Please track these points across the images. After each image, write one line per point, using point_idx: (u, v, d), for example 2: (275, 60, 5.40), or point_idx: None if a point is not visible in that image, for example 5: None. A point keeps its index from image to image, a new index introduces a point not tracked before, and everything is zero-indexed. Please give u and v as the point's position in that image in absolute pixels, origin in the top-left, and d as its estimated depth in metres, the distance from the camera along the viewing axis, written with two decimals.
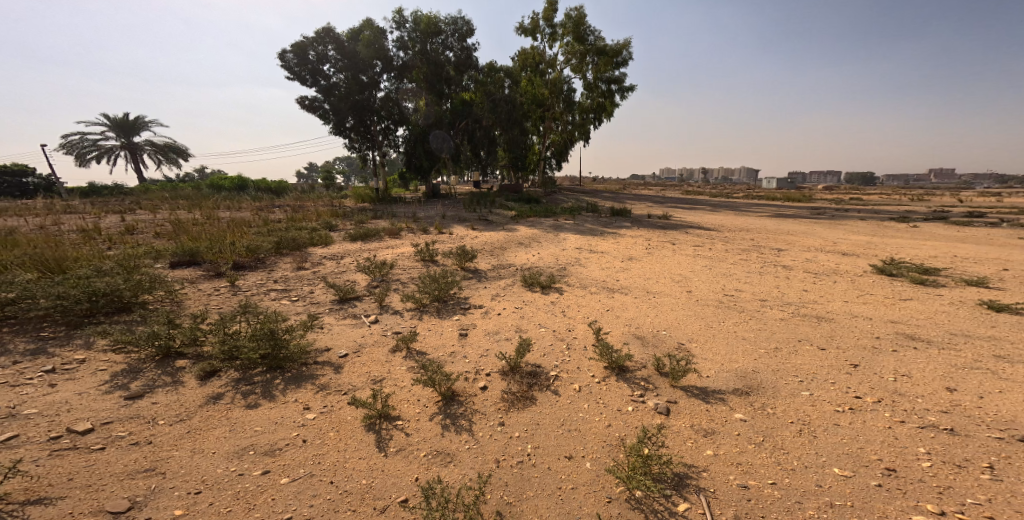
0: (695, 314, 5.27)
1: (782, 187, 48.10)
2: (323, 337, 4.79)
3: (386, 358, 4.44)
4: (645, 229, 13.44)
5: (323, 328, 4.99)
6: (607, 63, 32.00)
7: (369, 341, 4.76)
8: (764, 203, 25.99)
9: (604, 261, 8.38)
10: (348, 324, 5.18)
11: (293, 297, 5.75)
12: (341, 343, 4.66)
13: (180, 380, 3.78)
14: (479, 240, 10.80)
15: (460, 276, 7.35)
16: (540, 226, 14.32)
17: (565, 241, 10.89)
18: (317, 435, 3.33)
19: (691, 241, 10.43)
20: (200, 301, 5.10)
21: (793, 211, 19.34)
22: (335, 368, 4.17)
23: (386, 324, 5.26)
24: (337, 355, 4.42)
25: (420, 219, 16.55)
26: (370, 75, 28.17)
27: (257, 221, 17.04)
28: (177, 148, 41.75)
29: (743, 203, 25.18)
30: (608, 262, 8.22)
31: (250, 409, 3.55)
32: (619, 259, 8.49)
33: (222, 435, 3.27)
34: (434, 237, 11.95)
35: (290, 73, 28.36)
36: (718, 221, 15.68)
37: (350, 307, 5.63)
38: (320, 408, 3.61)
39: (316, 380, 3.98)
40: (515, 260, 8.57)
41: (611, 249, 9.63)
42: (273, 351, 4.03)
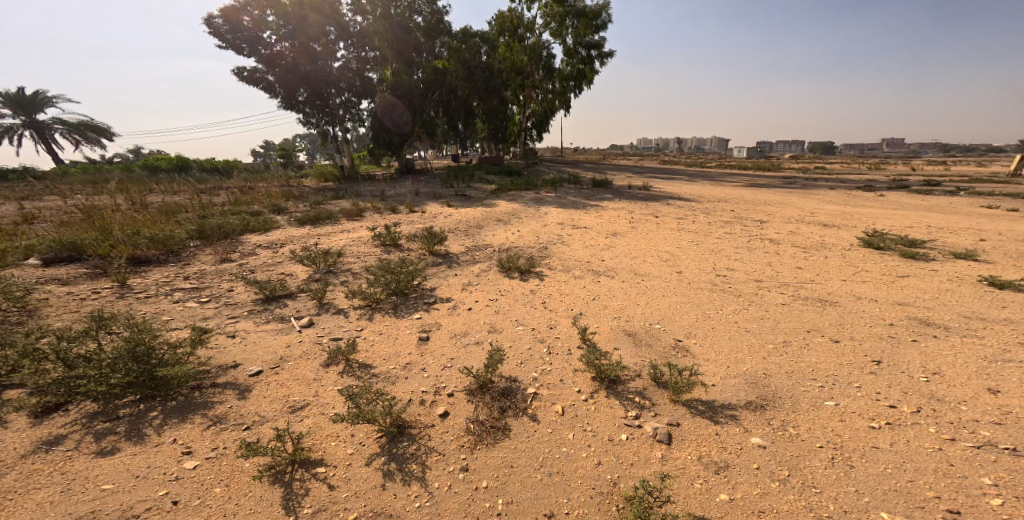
0: (688, 301, 4.61)
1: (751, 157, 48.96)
2: (232, 350, 3.80)
3: (315, 375, 3.54)
4: (626, 201, 12.83)
5: (233, 337, 4.02)
6: (587, 27, 31.30)
7: (296, 353, 3.82)
8: (735, 173, 26.07)
9: (582, 239, 7.63)
10: (269, 330, 4.19)
11: (203, 298, 4.70)
12: (256, 358, 3.71)
13: (2, 420, 2.82)
14: (447, 220, 9.83)
15: (424, 262, 6.42)
16: (521, 200, 13.42)
17: (540, 217, 10.08)
18: (194, 494, 2.48)
19: (673, 214, 9.88)
20: (63, 309, 4.05)
21: (764, 181, 19.35)
22: (239, 393, 3.26)
23: (324, 328, 4.32)
24: (245, 373, 3.48)
25: (388, 197, 15.34)
26: (325, 44, 26.06)
27: (199, 205, 15.34)
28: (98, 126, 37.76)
29: (716, 173, 25.19)
30: (586, 240, 7.49)
31: (102, 458, 2.64)
32: (602, 236, 7.77)
33: (48, 500, 2.38)
34: (398, 216, 10.90)
35: (225, 42, 25.74)
36: (696, 191, 15.27)
37: (277, 308, 4.64)
38: (206, 452, 2.72)
39: (209, 410, 3.06)
40: (489, 240, 7.69)
41: (594, 223, 8.92)
42: (140, 376, 3.08)
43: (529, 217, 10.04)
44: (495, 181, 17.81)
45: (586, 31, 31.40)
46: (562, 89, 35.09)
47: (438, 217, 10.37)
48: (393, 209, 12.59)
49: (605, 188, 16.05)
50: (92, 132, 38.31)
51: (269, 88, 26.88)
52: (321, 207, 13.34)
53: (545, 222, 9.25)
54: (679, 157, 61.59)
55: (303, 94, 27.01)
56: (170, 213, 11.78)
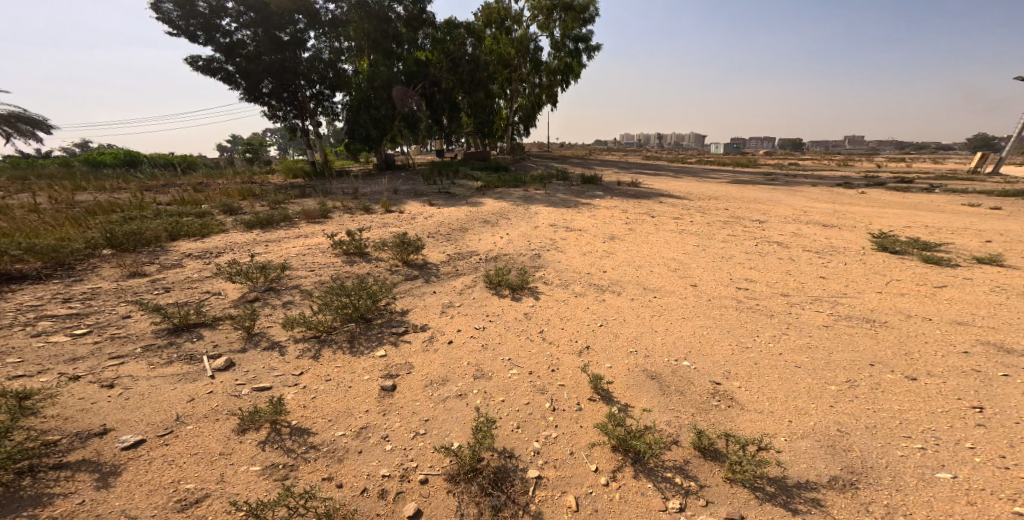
0: (716, 327, 4.01)
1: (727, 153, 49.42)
2: (105, 407, 2.82)
3: (223, 449, 2.62)
4: (617, 198, 12.17)
5: (115, 388, 2.99)
6: (574, 20, 31.19)
7: (201, 412, 2.86)
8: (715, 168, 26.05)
9: (574, 244, 6.80)
10: (169, 376, 3.16)
11: (79, 328, 3.63)
12: (138, 419, 2.77)
13: None
14: (421, 221, 8.79)
15: (392, 277, 5.40)
16: (507, 197, 12.49)
17: (524, 217, 9.19)
18: None
19: (670, 213, 9.24)
20: None
21: (747, 178, 19.20)
22: (97, 481, 2.39)
23: (250, 373, 3.29)
24: (115, 446, 2.57)
25: (362, 195, 14.18)
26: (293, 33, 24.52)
27: (139, 204, 13.60)
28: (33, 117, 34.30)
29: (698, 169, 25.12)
30: (579, 246, 6.66)
31: None
32: (597, 240, 6.96)
33: None
34: (370, 217, 9.86)
35: (176, 29, 23.68)
36: (683, 188, 14.78)
37: (183, 343, 3.54)
38: None
39: (38, 510, 2.22)
40: (470, 245, 6.74)
41: (589, 224, 8.19)
42: None
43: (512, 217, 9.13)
44: (476, 177, 16.80)
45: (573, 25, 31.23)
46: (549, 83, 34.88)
47: (412, 218, 9.34)
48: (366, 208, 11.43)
49: (591, 185, 15.35)
50: (24, 124, 34.57)
51: (229, 78, 24.87)
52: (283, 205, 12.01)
53: (535, 224, 8.40)
54: (657, 153, 62.13)
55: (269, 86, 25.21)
56: (102, 216, 10.24)
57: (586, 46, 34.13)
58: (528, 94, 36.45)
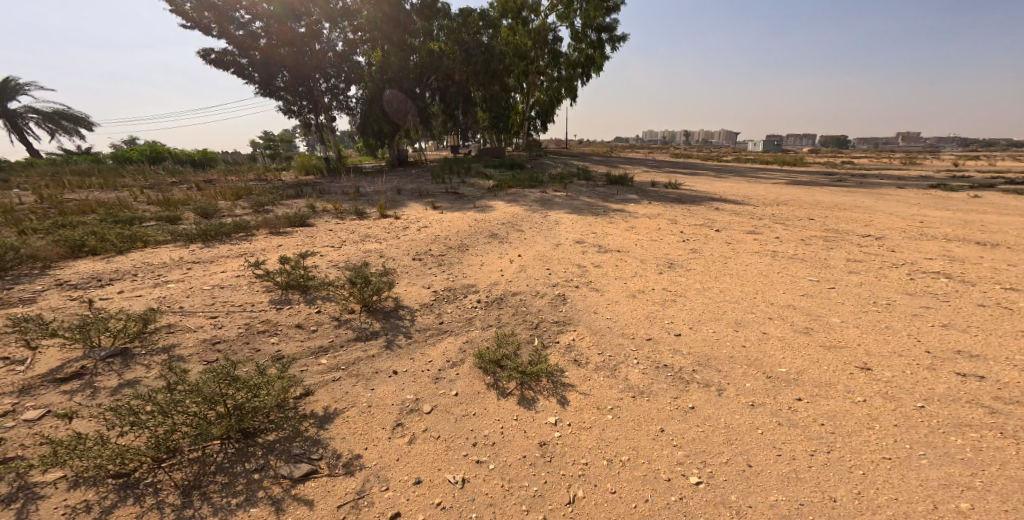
0: (988, 487, 2.11)
1: (770, 150, 45.50)
2: None
3: None
4: (658, 203, 9.99)
5: None
6: (597, 9, 28.86)
7: None
8: (762, 167, 23.19)
9: (618, 274, 4.74)
10: None
11: None
12: None
13: None
14: (410, 232, 6.85)
15: (333, 337, 3.44)
16: (523, 200, 10.47)
17: (543, 229, 7.13)
18: None
19: (734, 225, 7.06)
20: None
21: (808, 178, 16.46)
22: None
23: None
24: None
25: (361, 195, 12.43)
26: (309, 23, 23.19)
27: (117, 205, 12.16)
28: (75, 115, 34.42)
29: (743, 169, 22.39)
30: (624, 278, 4.60)
31: None
32: (649, 268, 4.88)
33: None
34: (352, 224, 8.08)
35: (191, 22, 22.68)
36: (733, 190, 12.42)
37: None
38: None
39: None
40: (464, 275, 4.74)
41: (627, 241, 6.16)
42: None
43: (526, 229, 7.10)
44: (491, 175, 14.80)
45: (597, 13, 28.87)
46: (568, 76, 32.56)
47: (401, 227, 7.42)
48: (357, 212, 9.56)
49: (623, 186, 13.14)
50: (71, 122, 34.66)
51: (244, 73, 23.63)
52: (265, 205, 10.28)
53: (557, 240, 6.35)
54: (687, 150, 59.20)
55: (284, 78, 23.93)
56: (51, 219, 8.74)
57: (611, 36, 31.67)
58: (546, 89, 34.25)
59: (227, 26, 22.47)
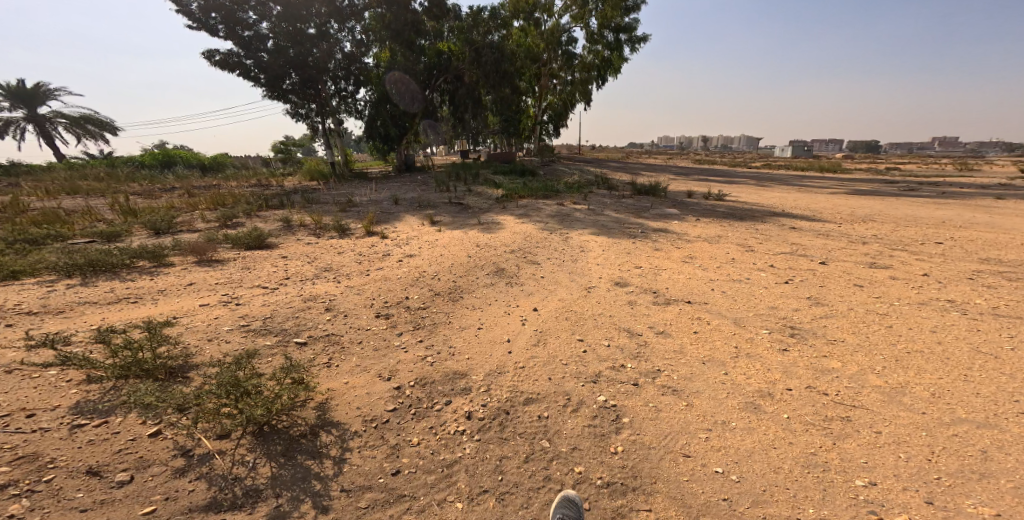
0: None
1: (800, 157, 42.84)
2: None
3: None
4: (709, 218, 8.05)
5: None
6: (615, 8, 27.09)
7: None
8: (806, 174, 20.89)
9: (704, 354, 3.20)
10: None
11: None
12: None
13: None
14: (388, 261, 5.13)
15: (155, 505, 1.89)
16: (538, 213, 8.67)
17: (567, 259, 5.36)
18: None
19: (831, 254, 5.12)
20: None
21: (872, 187, 14.18)
22: None
23: None
24: None
25: (353, 205, 10.76)
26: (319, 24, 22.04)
27: (78, 213, 10.59)
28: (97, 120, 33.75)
29: (786, 175, 20.08)
30: (724, 359, 3.12)
31: None
32: (754, 338, 3.32)
33: None
34: (322, 246, 6.38)
35: (196, 23, 21.65)
36: (791, 202, 10.36)
37: None
38: None
39: None
40: (452, 356, 3.24)
41: (687, 285, 4.34)
42: None
43: (544, 258, 5.38)
44: (501, 183, 12.98)
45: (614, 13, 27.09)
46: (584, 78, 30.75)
47: (379, 252, 5.70)
48: (337, 225, 7.82)
49: (655, 196, 11.21)
50: (94, 127, 33.91)
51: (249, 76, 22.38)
52: (232, 217, 8.58)
53: (589, 279, 4.63)
54: (709, 155, 56.73)
55: (292, 81, 22.74)
56: None
57: (629, 37, 29.80)
58: (560, 92, 32.51)
59: (234, 28, 21.33)
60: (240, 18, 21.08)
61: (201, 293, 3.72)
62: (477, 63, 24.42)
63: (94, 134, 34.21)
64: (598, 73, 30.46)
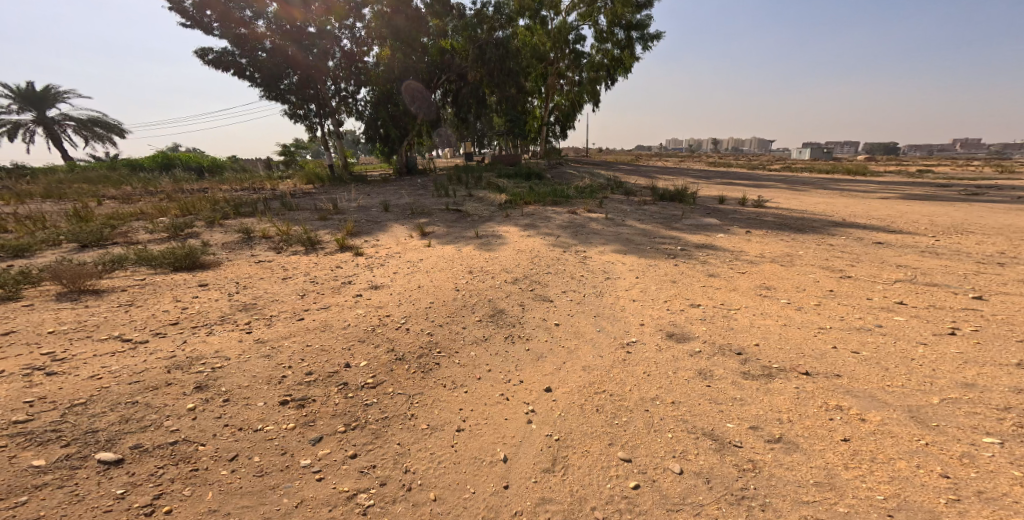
0: None
1: (821, 159, 40.78)
2: None
3: None
4: (756, 229, 6.60)
5: None
6: (625, 4, 25.64)
7: None
8: (840, 178, 19.17)
9: (888, 493, 1.83)
10: None
11: None
12: None
13: None
14: (342, 292, 3.77)
15: None
16: (547, 223, 7.28)
17: (590, 294, 3.99)
18: None
19: (964, 283, 3.63)
20: None
21: (928, 191, 12.51)
22: None
23: None
24: None
25: (336, 211, 9.45)
26: (319, 23, 20.95)
27: (28, 219, 9.35)
28: (106, 122, 32.78)
29: (819, 179, 18.38)
30: (935, 506, 1.75)
31: None
32: (970, 457, 1.94)
33: None
34: (272, 266, 5.04)
35: (188, 20, 20.45)
36: (843, 209, 8.83)
37: None
38: None
39: None
40: (408, 496, 1.92)
41: (784, 336, 2.99)
42: None
43: (560, 291, 4.01)
44: (505, 187, 11.58)
45: (625, 9, 25.62)
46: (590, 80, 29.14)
47: (340, 277, 4.36)
48: (305, 238, 6.49)
49: (682, 203, 9.75)
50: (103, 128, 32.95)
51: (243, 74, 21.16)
52: (185, 226, 7.27)
53: (629, 331, 3.29)
54: (723, 158, 54.98)
55: (290, 81, 21.61)
56: None
57: (641, 35, 28.25)
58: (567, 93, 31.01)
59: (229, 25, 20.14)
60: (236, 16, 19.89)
61: (23, 357, 2.49)
62: (480, 61, 22.98)
63: (104, 136, 33.29)
64: (606, 73, 28.90)
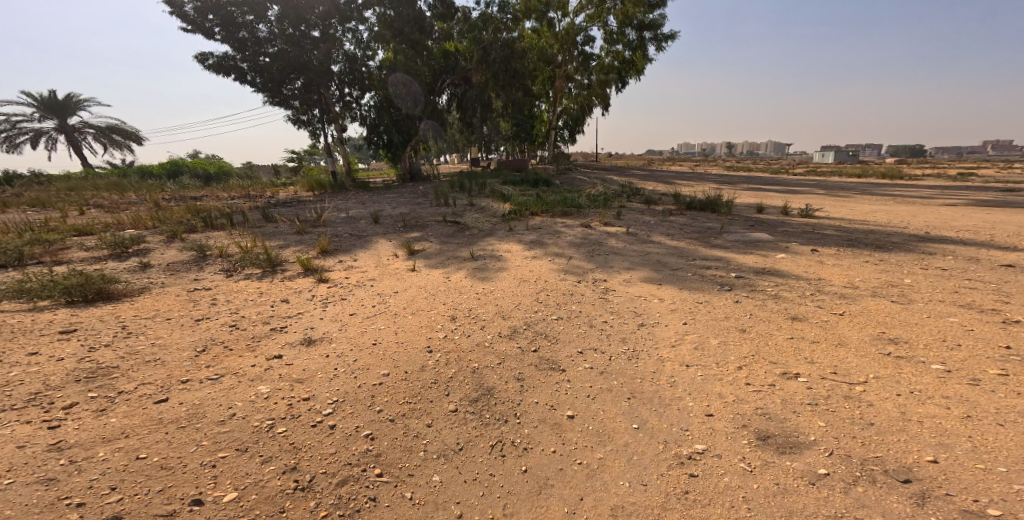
0: None
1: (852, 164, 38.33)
2: None
3: None
4: (821, 247, 5.26)
5: None
6: (637, 3, 24.31)
7: None
8: (887, 183, 17.32)
9: None
10: None
11: None
12: None
13: None
14: (255, 352, 2.79)
15: None
16: (556, 239, 6.08)
17: (619, 355, 2.93)
18: None
19: None
20: None
21: (1005, 198, 10.76)
22: None
23: None
24: None
25: (319, 223, 8.39)
26: (324, 27, 20.11)
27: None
28: (126, 130, 32.53)
29: (862, 184, 16.64)
30: None
31: None
32: None
33: None
34: (200, 300, 3.94)
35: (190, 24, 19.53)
36: (910, 218, 7.42)
37: None
38: None
39: None
40: None
41: (976, 453, 1.92)
42: None
43: (571, 353, 2.94)
44: (510, 195, 10.44)
45: (636, 9, 24.35)
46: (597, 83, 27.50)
47: (268, 322, 3.29)
48: (263, 258, 5.39)
49: (716, 213, 8.40)
50: (121, 136, 32.68)
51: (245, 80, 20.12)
52: (135, 240, 6.25)
53: (689, 431, 2.25)
54: (744, 163, 53.13)
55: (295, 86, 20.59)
56: None
57: (654, 35, 26.91)
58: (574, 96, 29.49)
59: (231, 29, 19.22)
60: (239, 20, 18.98)
61: None
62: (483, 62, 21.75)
63: (124, 144, 33.05)
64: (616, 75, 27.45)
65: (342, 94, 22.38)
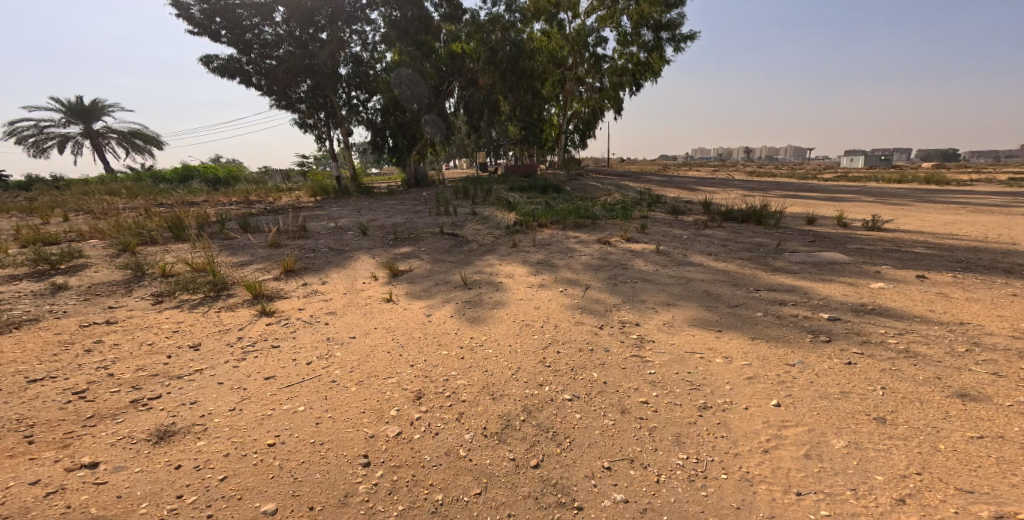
0: None
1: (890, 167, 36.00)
2: None
3: None
4: (932, 274, 3.92)
5: None
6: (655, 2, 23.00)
7: None
8: (941, 190, 15.56)
9: None
10: None
11: None
12: None
13: None
14: (65, 450, 1.90)
15: None
16: (572, 259, 4.89)
17: (674, 474, 1.90)
18: None
19: None
20: None
21: None
22: None
23: None
24: None
25: (298, 234, 7.29)
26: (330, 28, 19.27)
27: None
28: (148, 135, 32.33)
29: (912, 191, 14.97)
30: None
31: None
32: None
33: None
34: (74, 350, 2.80)
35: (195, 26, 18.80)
36: (1012, 233, 5.98)
37: None
38: None
39: None
40: None
41: None
42: None
43: (591, 472, 1.92)
44: (518, 202, 9.25)
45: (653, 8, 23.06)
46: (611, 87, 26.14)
47: (135, 390, 2.36)
48: (205, 280, 4.30)
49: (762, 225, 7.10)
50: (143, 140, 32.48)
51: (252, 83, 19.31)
52: (66, 256, 5.21)
53: None
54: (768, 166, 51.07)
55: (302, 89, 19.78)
56: None
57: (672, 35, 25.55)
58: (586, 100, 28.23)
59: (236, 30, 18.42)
60: (245, 22, 18.03)
61: None
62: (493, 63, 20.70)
63: (144, 148, 32.87)
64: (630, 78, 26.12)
65: (348, 98, 21.58)
